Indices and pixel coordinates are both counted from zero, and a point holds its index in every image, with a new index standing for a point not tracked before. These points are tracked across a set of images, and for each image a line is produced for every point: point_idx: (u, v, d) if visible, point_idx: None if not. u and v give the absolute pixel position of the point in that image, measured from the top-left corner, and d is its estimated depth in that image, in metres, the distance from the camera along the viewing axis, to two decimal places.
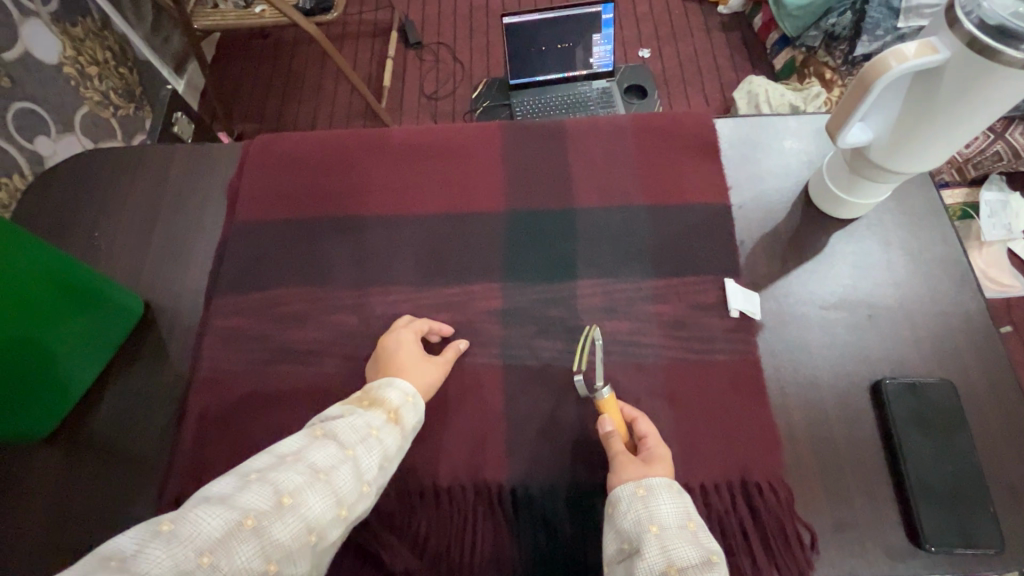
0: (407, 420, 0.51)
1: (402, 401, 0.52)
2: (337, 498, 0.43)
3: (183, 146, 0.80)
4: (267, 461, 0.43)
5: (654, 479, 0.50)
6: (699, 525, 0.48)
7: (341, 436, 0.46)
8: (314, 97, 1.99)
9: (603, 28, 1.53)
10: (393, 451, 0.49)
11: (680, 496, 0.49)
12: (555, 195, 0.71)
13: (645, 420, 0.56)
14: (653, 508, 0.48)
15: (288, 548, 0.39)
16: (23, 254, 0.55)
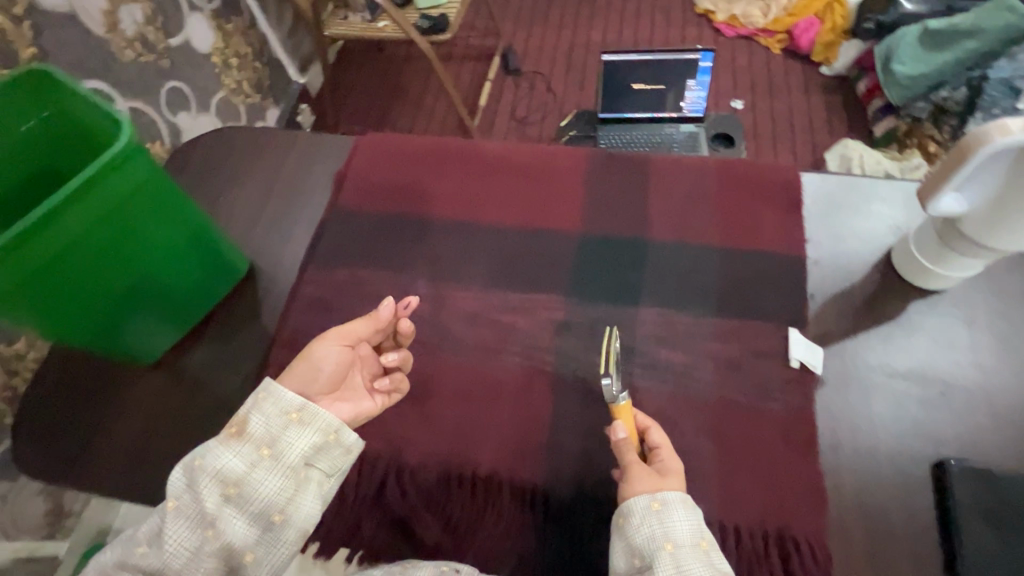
0: (252, 429, 0.53)
1: (246, 412, 0.53)
2: (181, 542, 0.49)
3: (304, 133, 0.90)
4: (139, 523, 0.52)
5: (673, 495, 0.53)
6: (711, 545, 0.52)
7: (179, 481, 0.51)
8: (414, 108, 2.15)
9: (698, 75, 1.56)
10: (239, 469, 0.51)
11: (695, 514, 0.53)
12: (630, 222, 0.74)
13: (657, 430, 0.58)
14: (668, 525, 0.51)
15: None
16: (171, 210, 0.64)
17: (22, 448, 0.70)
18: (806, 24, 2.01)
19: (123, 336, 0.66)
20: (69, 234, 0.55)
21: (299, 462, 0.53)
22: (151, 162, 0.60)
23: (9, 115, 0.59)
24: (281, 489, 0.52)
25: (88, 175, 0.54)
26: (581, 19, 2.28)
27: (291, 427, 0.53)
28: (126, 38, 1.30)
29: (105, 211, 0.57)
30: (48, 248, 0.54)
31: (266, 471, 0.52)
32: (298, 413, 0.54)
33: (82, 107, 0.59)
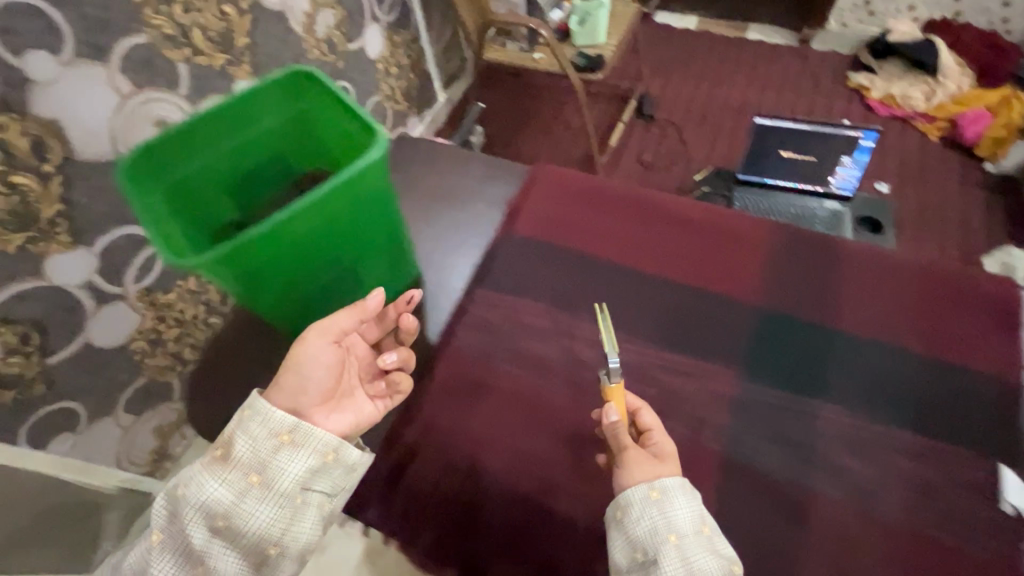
0: (234, 453, 0.52)
1: (233, 435, 0.53)
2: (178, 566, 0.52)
3: (484, 155, 0.94)
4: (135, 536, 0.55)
5: (674, 480, 0.54)
6: (713, 530, 0.53)
7: (171, 506, 0.52)
8: (540, 136, 2.19)
9: (856, 153, 1.46)
10: (223, 498, 0.51)
11: (695, 500, 0.54)
12: (816, 308, 0.70)
13: (647, 412, 0.59)
14: (669, 515, 0.52)
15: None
16: (381, 220, 0.67)
17: None
18: (976, 116, 1.87)
19: (306, 319, 0.71)
20: (300, 231, 0.58)
21: (283, 490, 0.52)
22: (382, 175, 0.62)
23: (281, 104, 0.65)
24: (262, 518, 0.51)
25: (334, 185, 0.56)
26: (723, 75, 2.24)
27: (275, 453, 0.52)
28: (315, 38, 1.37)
29: (333, 215, 0.60)
30: (281, 241, 0.57)
31: (247, 498, 0.51)
32: (291, 435, 0.53)
33: (338, 111, 0.63)
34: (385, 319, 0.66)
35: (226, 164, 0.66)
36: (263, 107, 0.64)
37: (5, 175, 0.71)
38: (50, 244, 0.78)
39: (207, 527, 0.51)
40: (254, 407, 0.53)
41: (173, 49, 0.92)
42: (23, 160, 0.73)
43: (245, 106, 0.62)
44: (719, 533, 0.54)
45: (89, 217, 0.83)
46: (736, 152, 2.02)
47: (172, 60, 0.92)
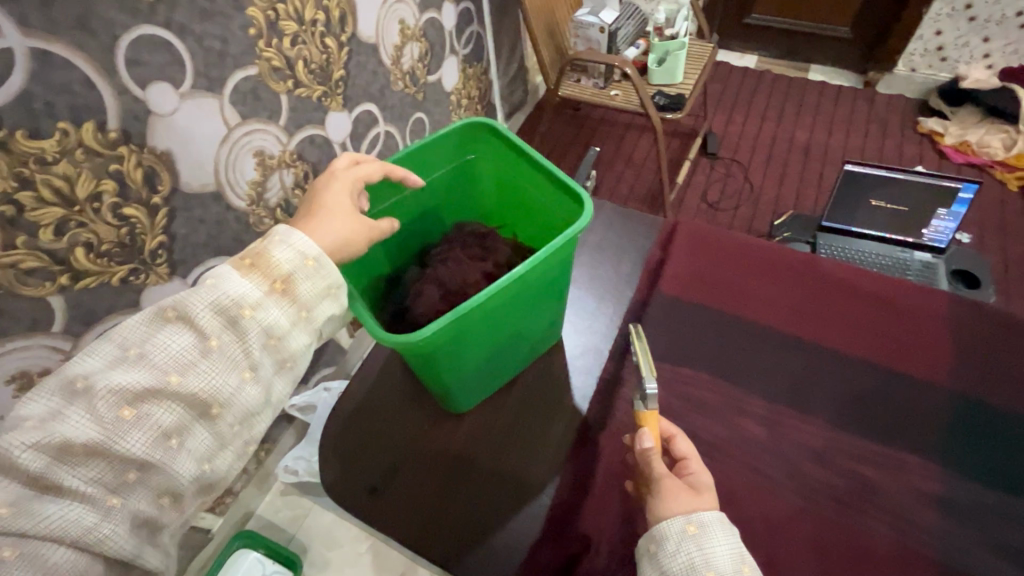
0: (275, 262, 0.49)
1: (293, 266, 0.49)
2: (214, 391, 0.45)
3: (609, 204, 0.90)
4: (102, 364, 0.42)
5: (714, 514, 0.49)
6: (754, 569, 0.47)
7: (200, 326, 0.45)
8: (601, 170, 2.09)
9: (955, 206, 1.36)
10: (280, 323, 0.48)
11: (738, 541, 0.48)
12: (1010, 394, 0.64)
13: (681, 438, 0.56)
14: (708, 551, 0.47)
15: (148, 390, 0.42)
16: (556, 286, 0.64)
17: (330, 471, 0.69)
18: None
19: (468, 387, 0.68)
20: (493, 305, 0.56)
21: (318, 310, 0.51)
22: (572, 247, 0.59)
23: (478, 146, 0.68)
24: (291, 332, 0.49)
25: (536, 261, 0.54)
26: (787, 113, 2.17)
27: (307, 273, 0.50)
28: (401, 71, 1.20)
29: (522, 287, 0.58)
30: (477, 313, 0.56)
31: (285, 310, 0.49)
32: (315, 261, 0.51)
33: (515, 165, 0.64)
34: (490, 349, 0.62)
35: (416, 200, 0.68)
36: (436, 159, 0.66)
37: (117, 206, 0.63)
38: (150, 277, 0.70)
39: (233, 326, 0.46)
40: (284, 228, 0.51)
41: (278, 82, 0.82)
42: (135, 191, 0.65)
43: (422, 158, 0.64)
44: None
45: (189, 252, 0.76)
46: (806, 193, 1.94)
47: (277, 92, 0.82)
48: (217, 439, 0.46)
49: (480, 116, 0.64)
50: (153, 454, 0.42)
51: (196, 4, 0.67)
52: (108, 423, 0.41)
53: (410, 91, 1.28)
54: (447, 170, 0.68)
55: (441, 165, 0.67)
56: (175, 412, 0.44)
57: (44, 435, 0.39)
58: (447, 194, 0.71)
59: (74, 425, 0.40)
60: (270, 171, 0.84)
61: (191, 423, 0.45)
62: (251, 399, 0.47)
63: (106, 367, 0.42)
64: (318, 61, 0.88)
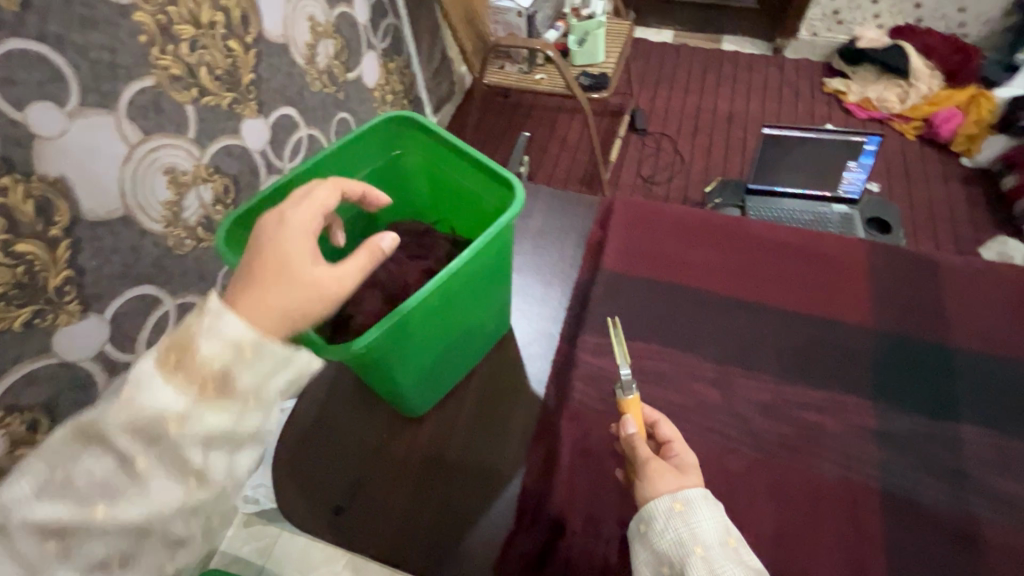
0: (199, 360, 0.39)
1: (223, 364, 0.40)
2: (149, 511, 0.40)
3: (546, 189, 0.90)
4: (28, 492, 0.39)
5: (698, 491, 0.50)
6: (740, 542, 0.49)
7: (122, 447, 0.39)
8: (538, 156, 2.08)
9: (861, 158, 1.48)
10: (217, 427, 0.40)
11: (722, 516, 0.50)
12: (929, 327, 0.70)
13: (665, 423, 0.57)
14: (693, 526, 0.48)
15: (76, 523, 0.39)
16: (495, 276, 0.63)
17: (289, 498, 0.66)
18: (949, 114, 1.90)
19: (422, 388, 0.66)
20: (434, 303, 0.55)
21: (269, 394, 0.42)
22: (508, 235, 0.58)
23: (394, 141, 0.65)
24: (236, 431, 0.41)
25: (473, 252, 0.53)
26: (707, 85, 2.24)
27: (246, 363, 0.40)
28: (318, 70, 1.14)
29: (463, 281, 0.56)
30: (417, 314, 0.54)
31: (223, 411, 0.40)
32: (255, 349, 0.41)
33: (443, 157, 0.62)
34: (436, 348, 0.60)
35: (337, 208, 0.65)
36: (359, 158, 0.63)
37: (7, 243, 0.57)
38: (59, 316, 0.63)
39: (160, 440, 0.39)
40: (217, 300, 0.41)
41: (180, 91, 0.75)
42: (27, 225, 0.59)
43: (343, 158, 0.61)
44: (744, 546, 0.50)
45: (103, 285, 0.69)
46: (733, 160, 2.02)
47: (180, 103, 0.76)
48: (178, 536, 0.43)
49: (401, 109, 0.61)
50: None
51: (73, 11, 0.61)
52: (39, 560, 0.39)
53: (329, 90, 1.22)
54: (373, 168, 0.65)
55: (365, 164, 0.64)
56: (114, 534, 0.40)
57: None
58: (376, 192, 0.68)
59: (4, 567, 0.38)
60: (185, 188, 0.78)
61: (138, 538, 0.41)
62: (202, 503, 0.42)
63: (29, 501, 0.38)
64: (223, 66, 0.82)
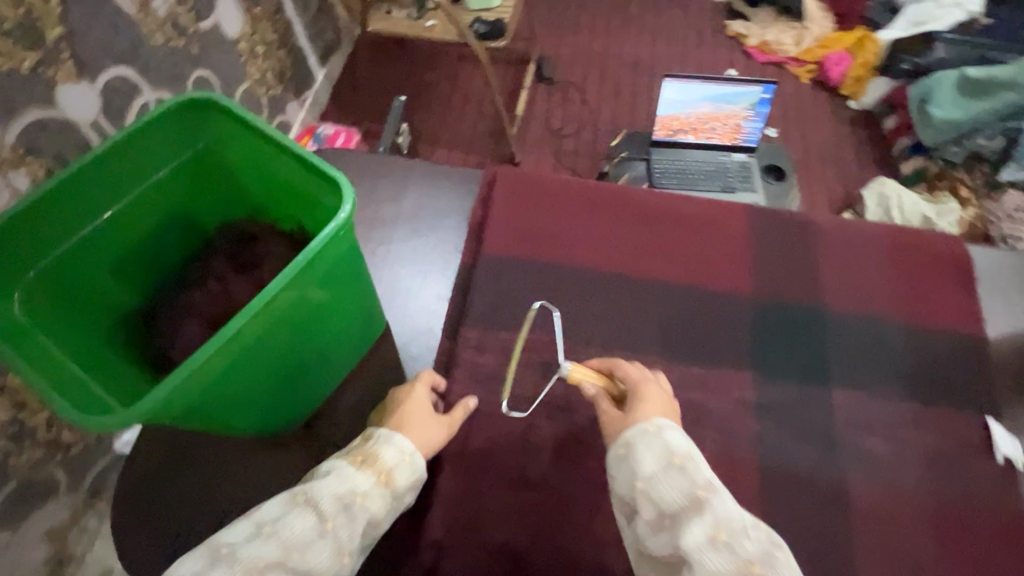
0: (382, 455, 0.49)
1: (396, 461, 0.49)
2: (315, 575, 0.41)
3: (424, 163, 0.81)
4: (237, 536, 0.41)
5: (641, 426, 0.51)
6: (687, 459, 0.48)
7: (321, 505, 0.43)
8: (442, 108, 1.91)
9: (758, 106, 1.49)
10: (379, 510, 0.46)
11: (668, 441, 0.49)
12: (806, 292, 0.70)
13: (621, 363, 0.58)
14: (633, 466, 0.49)
15: (272, 561, 0.40)
16: (349, 282, 0.53)
17: (140, 540, 0.58)
18: (837, 58, 1.94)
19: (281, 418, 0.57)
20: (262, 327, 0.45)
21: (402, 503, 0.49)
22: (354, 236, 0.49)
23: (190, 131, 0.50)
24: (382, 522, 0.47)
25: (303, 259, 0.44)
26: (614, 29, 2.16)
27: (405, 467, 0.49)
28: (156, 20, 0.95)
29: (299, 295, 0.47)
30: (239, 343, 0.44)
31: (386, 501, 0.47)
32: (411, 455, 0.50)
33: (257, 149, 0.49)
34: (281, 367, 0.52)
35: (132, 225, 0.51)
36: (149, 156, 0.49)
37: None
38: None
39: (345, 510, 0.44)
40: (382, 429, 0.51)
41: None
42: None
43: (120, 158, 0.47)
44: (703, 464, 0.49)
45: None
46: (641, 108, 1.96)
47: None
48: None
49: (186, 90, 0.47)
50: None
51: None
52: None
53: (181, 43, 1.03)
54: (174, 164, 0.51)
55: (161, 161, 0.50)
56: None
57: None
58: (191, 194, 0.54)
59: None
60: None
61: None
62: None
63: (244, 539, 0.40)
64: (12, 19, 0.68)
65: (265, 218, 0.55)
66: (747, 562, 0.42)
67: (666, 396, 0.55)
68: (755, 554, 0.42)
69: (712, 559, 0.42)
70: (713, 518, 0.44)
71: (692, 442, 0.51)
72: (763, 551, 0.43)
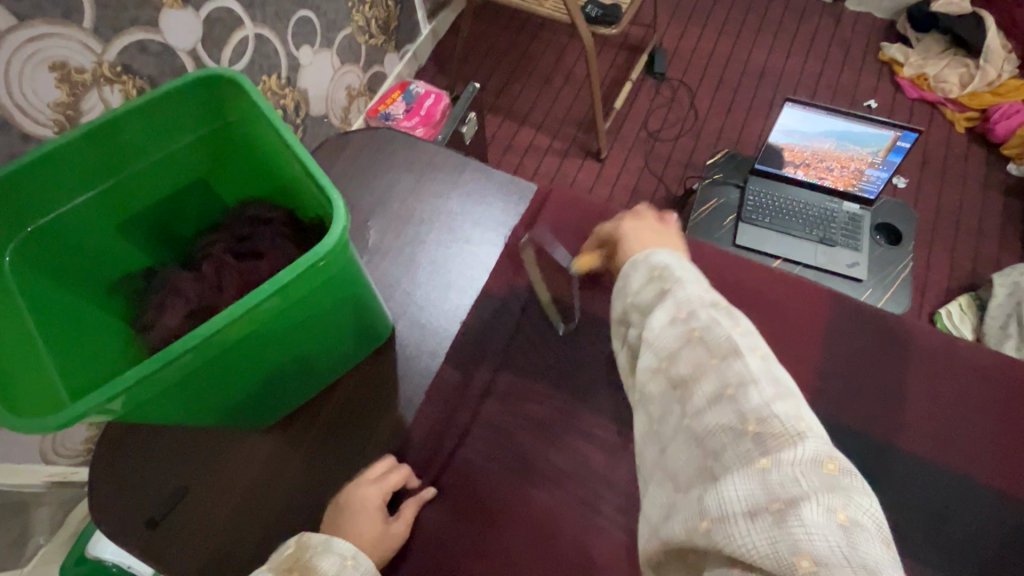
0: (318, 569, 0.46)
1: (336, 570, 0.47)
2: None
3: (478, 163, 0.76)
4: None
5: (632, 258, 0.53)
6: (666, 268, 0.50)
7: None
8: (539, 86, 1.81)
9: (890, 155, 1.27)
10: None
11: (650, 261, 0.51)
12: (873, 418, 0.58)
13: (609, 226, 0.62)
14: (625, 290, 0.51)
15: None
16: (344, 296, 0.51)
17: (103, 496, 0.59)
18: (1011, 108, 1.63)
19: (255, 411, 0.57)
20: (230, 343, 0.43)
21: None
22: (353, 251, 0.47)
23: (215, 109, 0.53)
24: None
25: (293, 272, 0.42)
26: (746, 31, 1.93)
27: (350, 573, 0.47)
28: None
29: (285, 309, 0.45)
30: (207, 354, 0.42)
31: None
32: (355, 560, 0.48)
33: (272, 138, 0.50)
34: (259, 368, 0.50)
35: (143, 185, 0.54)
36: (165, 128, 0.52)
37: None
38: None
39: None
40: (316, 535, 0.49)
41: None
42: None
43: (131, 130, 0.50)
44: (678, 265, 0.50)
45: None
46: (753, 126, 1.76)
47: None
48: None
49: (205, 68, 0.49)
50: None
51: None
52: None
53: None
54: (191, 141, 0.54)
55: (179, 136, 0.54)
56: None
57: None
58: (210, 168, 0.57)
59: None
60: (81, 89, 0.73)
61: None
62: None
63: None
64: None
65: (276, 205, 0.57)
66: (690, 331, 0.44)
67: (648, 224, 0.58)
68: (703, 321, 0.44)
69: (665, 334, 0.45)
70: (674, 300, 0.47)
71: (672, 253, 0.52)
72: (713, 320, 0.44)
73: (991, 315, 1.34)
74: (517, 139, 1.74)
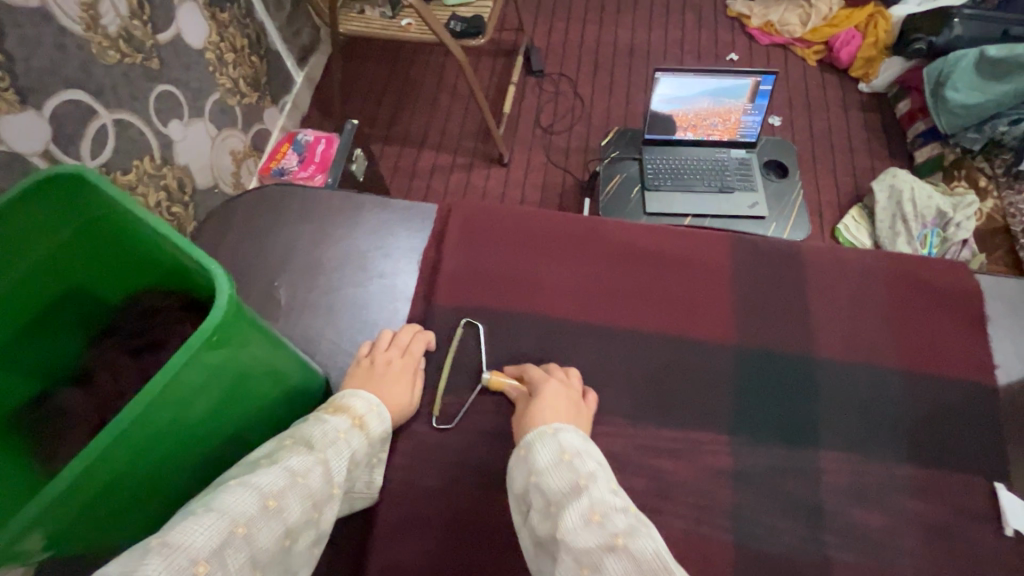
0: (353, 404, 0.54)
1: (366, 409, 0.54)
2: (313, 500, 0.44)
3: (372, 198, 0.77)
4: (219, 488, 0.41)
5: (540, 429, 0.53)
6: (578, 454, 0.50)
7: (313, 441, 0.47)
8: (427, 109, 1.82)
9: (757, 99, 1.38)
10: (360, 449, 0.51)
11: (561, 441, 0.51)
12: (791, 338, 0.63)
13: (530, 366, 0.61)
14: (533, 465, 0.50)
15: (258, 513, 0.40)
16: (262, 355, 0.49)
17: None
18: (847, 36, 1.80)
19: None
20: (150, 432, 0.41)
21: (377, 444, 0.54)
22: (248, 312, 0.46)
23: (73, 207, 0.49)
24: (363, 459, 0.52)
25: (190, 344, 0.40)
26: (607, 16, 2.04)
27: (376, 416, 0.54)
28: (107, 36, 0.97)
29: (201, 381, 0.43)
30: (125, 451, 0.39)
31: (365, 441, 0.52)
32: (379, 406, 0.55)
33: (144, 222, 0.48)
34: (189, 457, 0.46)
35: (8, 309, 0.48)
36: (19, 241, 0.47)
37: None
38: None
39: (333, 443, 0.49)
40: (346, 389, 0.56)
41: None
42: None
43: None
44: (591, 458, 0.50)
45: None
46: (635, 101, 1.85)
47: None
48: (312, 537, 0.44)
49: (48, 167, 0.45)
50: (251, 552, 0.39)
51: None
52: (234, 523, 0.38)
53: (136, 60, 1.04)
54: (49, 247, 0.49)
55: (34, 246, 0.48)
56: (288, 520, 0.42)
57: (178, 549, 0.35)
58: (83, 270, 0.52)
59: (201, 536, 0.37)
60: None
61: (296, 528, 0.43)
62: (330, 518, 0.46)
63: (233, 484, 0.41)
64: None
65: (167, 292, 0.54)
66: (610, 537, 0.42)
67: (575, 398, 0.57)
68: (622, 528, 0.43)
69: (585, 538, 0.42)
70: (589, 502, 0.45)
71: (588, 439, 0.52)
72: (631, 525, 0.43)
73: (880, 218, 1.47)
74: (419, 163, 1.73)
